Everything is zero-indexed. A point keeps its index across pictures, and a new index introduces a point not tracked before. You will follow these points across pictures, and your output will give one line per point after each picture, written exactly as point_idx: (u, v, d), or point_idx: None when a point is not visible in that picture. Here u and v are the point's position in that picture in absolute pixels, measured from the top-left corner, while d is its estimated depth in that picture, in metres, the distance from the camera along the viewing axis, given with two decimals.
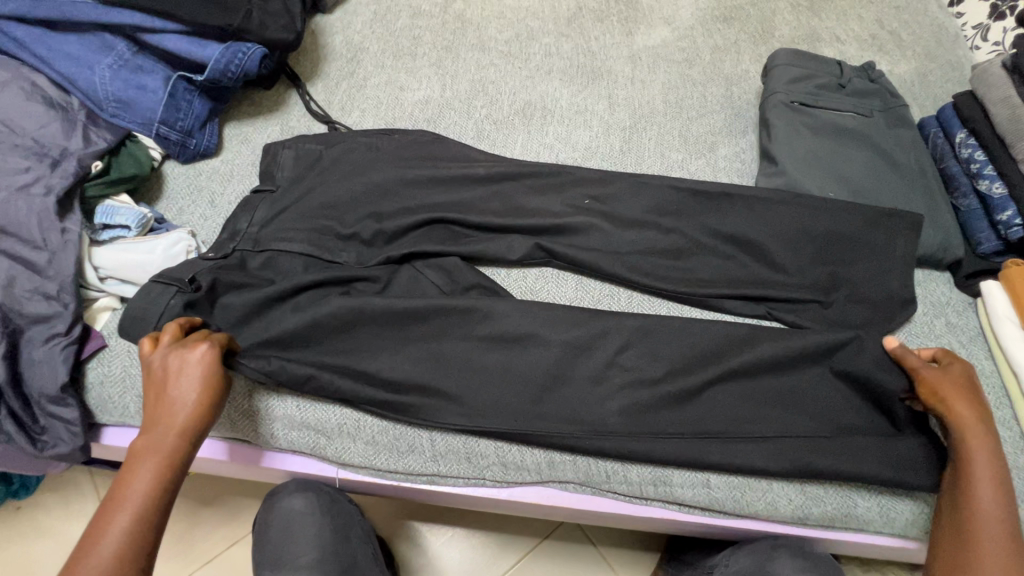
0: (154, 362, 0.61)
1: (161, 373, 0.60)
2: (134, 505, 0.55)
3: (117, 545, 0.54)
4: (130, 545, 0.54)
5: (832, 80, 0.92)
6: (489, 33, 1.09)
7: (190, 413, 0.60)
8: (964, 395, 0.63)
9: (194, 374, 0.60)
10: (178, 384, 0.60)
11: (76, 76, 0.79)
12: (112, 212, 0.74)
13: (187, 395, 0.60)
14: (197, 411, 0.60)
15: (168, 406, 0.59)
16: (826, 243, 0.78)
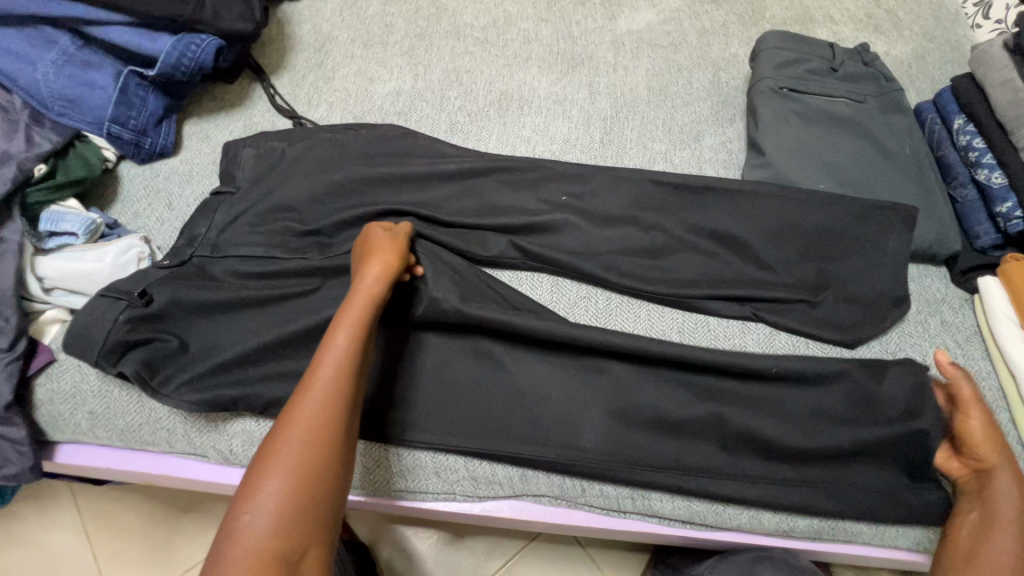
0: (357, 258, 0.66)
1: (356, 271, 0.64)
2: (329, 361, 0.56)
3: (325, 380, 0.55)
4: (333, 391, 0.55)
5: (824, 64, 0.86)
6: (465, 19, 1.04)
7: (373, 285, 0.61)
8: (999, 434, 0.61)
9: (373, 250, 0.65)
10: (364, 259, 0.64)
11: (18, 74, 0.74)
12: (57, 218, 0.69)
13: (374, 272, 0.62)
14: (381, 280, 0.62)
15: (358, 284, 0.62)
16: (815, 238, 0.74)
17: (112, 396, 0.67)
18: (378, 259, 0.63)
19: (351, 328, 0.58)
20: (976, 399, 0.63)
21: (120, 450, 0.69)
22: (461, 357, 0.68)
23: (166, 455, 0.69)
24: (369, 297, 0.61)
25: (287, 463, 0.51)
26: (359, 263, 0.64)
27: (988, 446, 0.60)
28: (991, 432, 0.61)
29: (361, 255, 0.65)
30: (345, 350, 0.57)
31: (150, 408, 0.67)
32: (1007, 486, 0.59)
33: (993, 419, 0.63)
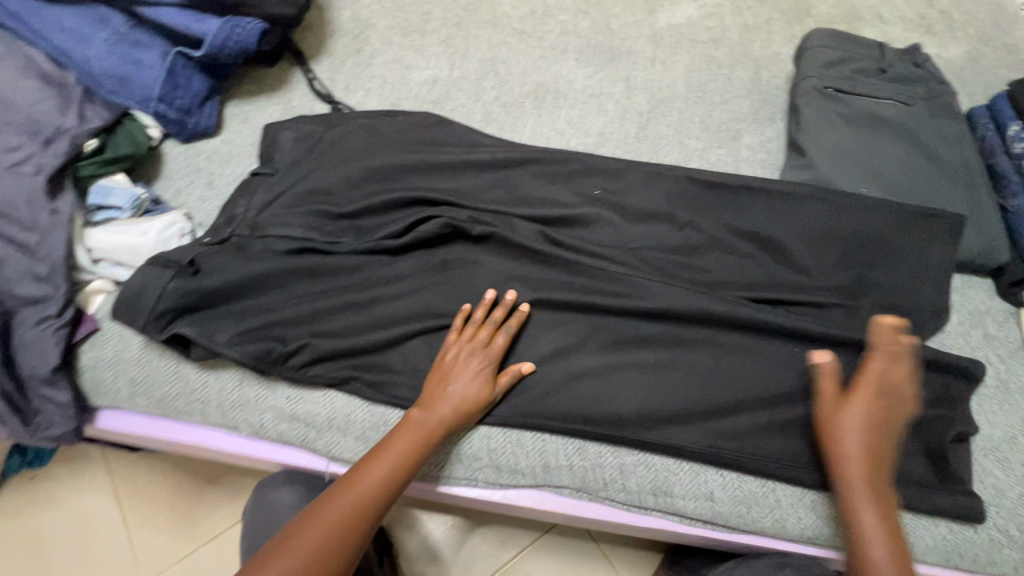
0: (454, 349, 0.66)
1: (450, 367, 0.65)
2: (393, 456, 0.61)
3: (382, 475, 0.60)
4: (383, 486, 0.59)
5: (873, 64, 0.84)
6: (503, 9, 1.03)
7: (462, 398, 0.63)
8: (877, 418, 0.58)
9: (475, 359, 0.65)
10: (462, 368, 0.65)
11: (72, 51, 0.77)
12: (105, 192, 0.72)
13: (468, 383, 0.64)
14: (470, 398, 0.64)
15: (450, 386, 0.64)
16: (855, 243, 0.72)
17: (152, 366, 0.69)
18: (477, 372, 0.64)
19: (427, 436, 0.62)
20: (831, 391, 0.61)
21: (158, 419, 0.72)
22: (491, 345, 0.68)
23: (199, 426, 0.71)
24: (453, 410, 0.63)
25: (322, 539, 0.55)
26: (458, 359, 0.65)
27: (841, 428, 0.58)
28: (864, 414, 0.58)
29: (465, 352, 0.65)
30: (413, 453, 0.61)
31: (187, 379, 0.69)
32: (851, 468, 0.57)
33: (878, 401, 0.59)
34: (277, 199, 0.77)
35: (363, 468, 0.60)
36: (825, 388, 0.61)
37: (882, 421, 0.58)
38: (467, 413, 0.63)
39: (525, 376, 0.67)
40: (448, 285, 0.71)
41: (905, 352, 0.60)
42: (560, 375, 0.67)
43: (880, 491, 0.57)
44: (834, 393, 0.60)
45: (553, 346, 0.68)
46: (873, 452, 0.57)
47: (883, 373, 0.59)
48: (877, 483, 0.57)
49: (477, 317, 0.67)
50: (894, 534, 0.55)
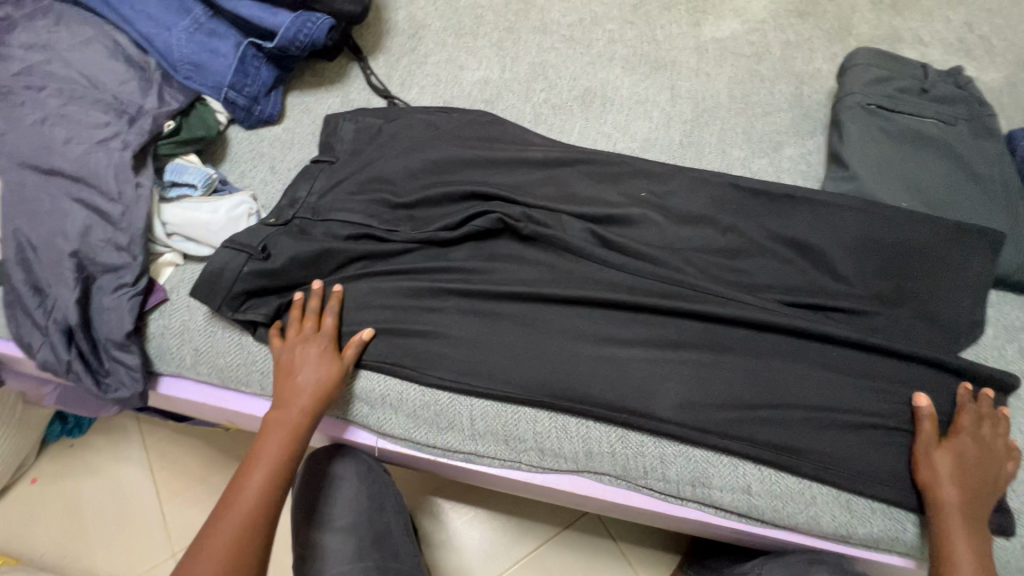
0: (288, 345, 0.69)
1: (289, 361, 0.68)
2: (265, 455, 0.63)
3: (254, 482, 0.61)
4: (270, 490, 0.61)
5: (915, 84, 0.86)
6: (552, 16, 1.07)
7: (312, 388, 0.66)
8: (967, 466, 0.62)
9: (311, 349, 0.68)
10: (297, 361, 0.67)
11: (155, 37, 0.81)
12: (181, 170, 0.77)
13: (314, 372, 0.67)
14: (314, 387, 0.66)
15: (299, 379, 0.66)
16: (895, 255, 0.74)
17: (217, 336, 0.73)
18: (315, 359, 0.67)
19: (274, 434, 0.64)
20: (931, 433, 0.64)
21: (217, 388, 0.75)
22: (540, 332, 0.71)
23: (256, 396, 0.75)
24: (309, 402, 0.66)
25: (229, 531, 0.57)
26: (293, 351, 0.68)
27: (935, 473, 0.62)
28: (955, 462, 0.62)
29: (301, 345, 0.68)
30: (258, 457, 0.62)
31: (249, 351, 0.73)
32: (947, 515, 0.60)
33: (974, 451, 0.63)
34: (338, 186, 0.80)
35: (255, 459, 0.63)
36: (924, 432, 0.64)
37: (974, 470, 0.62)
38: (315, 399, 0.66)
39: (572, 365, 0.70)
40: (500, 275, 0.75)
41: (999, 419, 0.65)
42: (606, 365, 0.69)
43: (978, 534, 0.60)
44: (930, 436, 0.64)
45: (599, 337, 0.71)
46: (970, 499, 0.61)
47: (971, 425, 0.64)
48: (976, 526, 0.60)
49: (293, 315, 0.70)
50: (988, 573, 0.58)
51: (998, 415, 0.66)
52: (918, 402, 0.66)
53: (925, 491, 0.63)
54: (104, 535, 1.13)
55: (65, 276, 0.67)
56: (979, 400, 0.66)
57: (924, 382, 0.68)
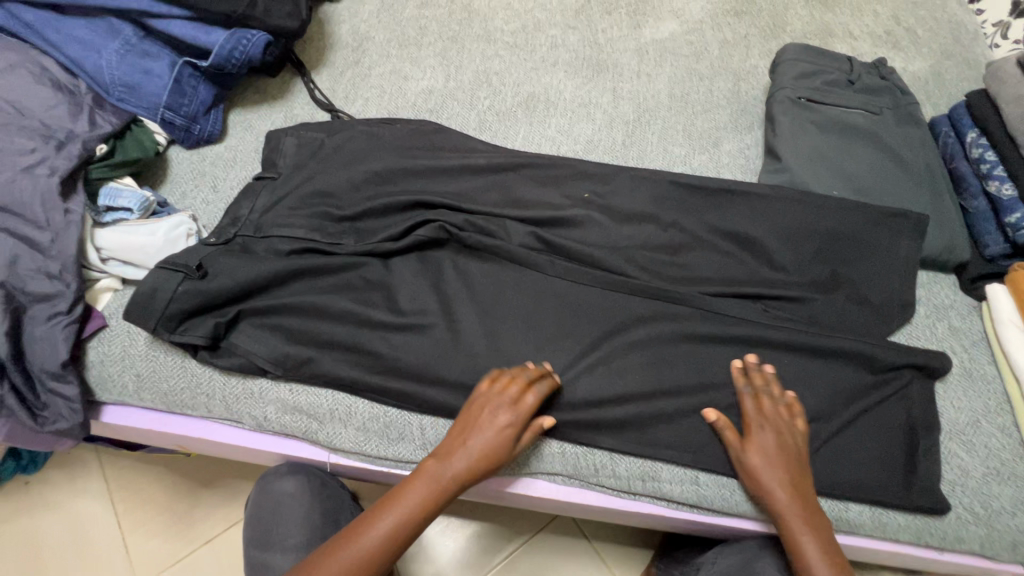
0: (478, 401, 0.65)
1: (474, 420, 0.64)
2: (394, 512, 0.60)
3: (374, 540, 0.59)
4: (384, 548, 0.59)
5: (841, 76, 0.89)
6: (495, 24, 1.08)
7: (481, 455, 0.62)
8: (779, 449, 0.63)
9: (501, 416, 0.63)
10: (483, 428, 0.63)
11: (84, 60, 0.80)
12: (115, 195, 0.75)
13: (490, 437, 0.63)
14: (486, 452, 0.62)
15: (470, 442, 0.63)
16: (828, 242, 0.77)
17: (159, 360, 0.72)
18: (503, 427, 0.63)
19: (423, 498, 0.61)
20: (733, 438, 0.65)
21: (162, 412, 0.74)
22: (488, 340, 0.72)
23: (203, 418, 0.73)
24: (472, 473, 0.62)
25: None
26: (484, 411, 0.64)
27: (754, 471, 0.63)
28: (761, 452, 0.63)
29: (493, 404, 0.64)
30: (387, 515, 0.60)
31: (192, 372, 0.71)
32: (776, 506, 0.62)
33: (771, 438, 0.63)
34: (281, 200, 0.80)
35: (372, 513, 0.60)
36: (730, 441, 0.65)
37: (776, 449, 0.63)
38: (484, 468, 0.63)
39: (521, 370, 0.70)
40: (446, 284, 0.75)
41: (773, 387, 0.67)
42: (552, 368, 0.70)
43: (816, 520, 0.61)
44: (733, 439, 0.65)
45: (544, 340, 0.72)
46: (802, 498, 0.62)
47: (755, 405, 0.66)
48: (808, 512, 0.61)
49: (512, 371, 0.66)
50: (826, 538, 0.60)
51: (770, 381, 0.67)
52: (709, 415, 0.66)
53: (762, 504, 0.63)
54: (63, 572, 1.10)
55: None
56: (750, 376, 0.68)
57: (856, 365, 0.70)
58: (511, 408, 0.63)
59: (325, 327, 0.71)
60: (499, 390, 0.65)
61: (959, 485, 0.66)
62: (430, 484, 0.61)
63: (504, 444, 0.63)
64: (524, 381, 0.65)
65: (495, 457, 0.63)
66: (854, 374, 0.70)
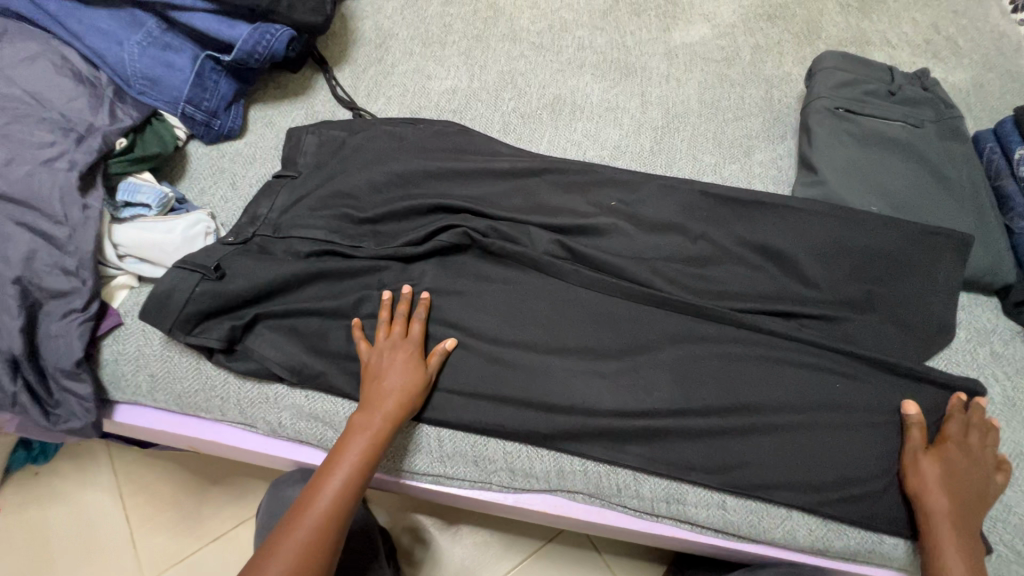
0: (370, 354, 0.66)
1: (378, 366, 0.65)
2: (341, 469, 0.59)
3: (326, 500, 0.58)
4: (340, 502, 0.58)
5: (882, 86, 0.86)
6: (522, 23, 1.06)
7: (401, 391, 0.64)
8: (964, 475, 0.61)
9: (399, 355, 0.66)
10: (394, 368, 0.65)
11: (106, 52, 0.78)
12: (133, 190, 0.73)
13: (404, 373, 0.65)
14: (405, 388, 0.64)
15: (386, 383, 0.64)
16: (866, 260, 0.74)
17: (174, 360, 0.70)
18: (409, 361, 0.66)
19: (360, 447, 0.61)
20: (919, 441, 0.63)
21: (175, 414, 0.73)
22: (510, 352, 0.69)
23: (216, 421, 0.72)
24: (393, 408, 0.63)
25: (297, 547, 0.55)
26: (385, 355, 0.66)
27: (922, 480, 0.62)
28: (939, 469, 0.62)
29: (387, 349, 0.66)
30: (334, 473, 0.59)
31: (206, 374, 0.70)
32: (940, 528, 0.59)
33: (961, 459, 0.62)
34: (301, 200, 0.78)
35: (318, 477, 0.59)
36: (912, 440, 0.64)
37: (964, 477, 0.61)
38: (407, 404, 0.64)
39: (544, 385, 0.67)
40: (466, 291, 0.73)
41: (988, 428, 0.64)
42: (576, 383, 0.67)
43: (972, 553, 0.58)
44: (916, 444, 0.64)
45: (567, 353, 0.70)
46: (962, 527, 0.59)
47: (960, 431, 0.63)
48: (969, 544, 0.59)
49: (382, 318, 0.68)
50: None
51: (989, 426, 0.64)
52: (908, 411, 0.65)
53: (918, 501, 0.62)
54: (69, 565, 1.09)
55: (7, 304, 0.64)
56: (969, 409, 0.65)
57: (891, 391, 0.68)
58: (395, 348, 0.66)
59: (343, 333, 0.69)
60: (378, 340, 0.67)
61: (1001, 521, 0.63)
62: (364, 433, 0.62)
63: (420, 376, 0.65)
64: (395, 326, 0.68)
65: (416, 390, 0.64)
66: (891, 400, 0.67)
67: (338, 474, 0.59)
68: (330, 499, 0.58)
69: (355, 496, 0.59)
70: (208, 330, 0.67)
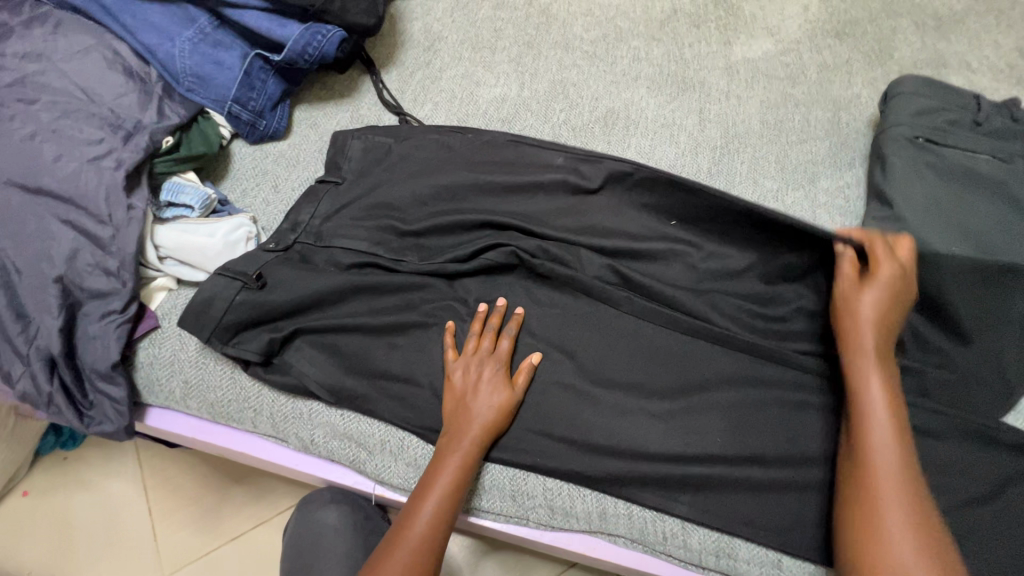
0: (457, 369, 0.64)
1: (466, 384, 0.63)
2: (434, 500, 0.57)
3: (422, 530, 0.56)
4: (435, 531, 0.56)
5: (967, 115, 0.80)
6: (575, 31, 1.02)
7: (490, 413, 0.62)
8: (888, 291, 0.60)
9: (490, 371, 0.64)
10: (483, 385, 0.63)
11: (157, 47, 0.77)
12: (177, 190, 0.72)
13: (493, 394, 0.62)
14: (497, 408, 0.62)
15: (474, 403, 0.62)
16: (945, 306, 0.68)
17: (209, 367, 0.68)
18: (496, 379, 0.63)
19: (452, 471, 0.59)
20: (850, 275, 0.63)
21: (207, 421, 0.71)
22: (555, 383, 0.66)
23: (247, 433, 0.70)
24: (479, 434, 0.61)
25: None
26: (473, 371, 0.64)
27: (852, 308, 0.61)
28: (875, 290, 0.61)
29: (477, 363, 0.64)
30: (428, 499, 0.57)
31: (241, 385, 0.68)
32: (865, 363, 0.58)
33: (891, 275, 0.61)
34: (345, 208, 0.75)
35: (407, 513, 0.57)
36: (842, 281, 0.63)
37: (888, 303, 0.60)
38: (496, 426, 0.62)
39: (590, 422, 0.64)
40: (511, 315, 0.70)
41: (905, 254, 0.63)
42: (624, 422, 0.63)
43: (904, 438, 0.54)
44: (848, 279, 0.63)
45: (616, 388, 0.66)
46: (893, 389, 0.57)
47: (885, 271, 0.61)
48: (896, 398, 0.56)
49: (472, 330, 0.66)
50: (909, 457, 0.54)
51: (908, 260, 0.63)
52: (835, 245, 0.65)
53: (853, 411, 0.57)
54: (92, 555, 1.10)
55: (49, 304, 0.63)
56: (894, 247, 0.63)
57: (964, 452, 0.63)
58: (487, 364, 0.64)
59: (382, 353, 0.67)
60: (468, 354, 0.65)
61: None
62: (454, 456, 0.60)
63: (509, 397, 0.63)
64: (484, 340, 0.66)
65: (504, 411, 0.62)
66: (964, 462, 0.63)
67: (431, 501, 0.57)
68: (426, 529, 0.56)
69: (446, 529, 0.57)
70: (247, 341, 0.66)
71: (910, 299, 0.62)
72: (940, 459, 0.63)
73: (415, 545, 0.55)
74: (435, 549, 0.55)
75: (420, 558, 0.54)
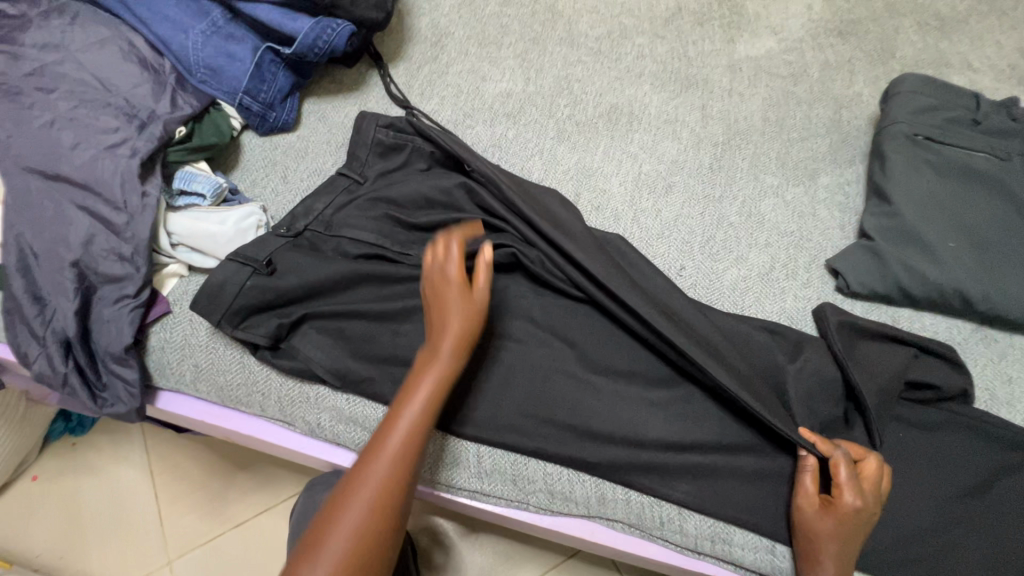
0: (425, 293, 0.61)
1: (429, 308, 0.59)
2: (393, 433, 0.54)
3: (380, 466, 0.52)
4: (394, 464, 0.52)
5: (966, 114, 0.81)
6: (580, 28, 1.03)
7: (448, 335, 0.57)
8: (847, 531, 0.55)
9: (449, 293, 0.59)
10: (442, 310, 0.59)
11: (171, 39, 0.79)
12: (189, 178, 0.74)
13: (450, 314, 0.58)
14: (454, 330, 0.57)
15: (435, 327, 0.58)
16: None
17: (218, 352, 0.70)
18: (455, 298, 0.59)
19: (410, 400, 0.55)
20: (809, 475, 0.59)
21: (216, 405, 0.73)
22: (557, 371, 0.67)
23: (254, 416, 0.72)
24: (437, 379, 0.56)
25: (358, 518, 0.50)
26: (434, 294, 0.60)
27: (808, 518, 0.57)
28: (832, 519, 0.56)
29: (435, 287, 0.60)
30: (388, 434, 0.54)
31: (249, 369, 0.70)
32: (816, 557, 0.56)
33: (852, 512, 0.55)
34: (357, 200, 0.77)
35: (366, 452, 0.53)
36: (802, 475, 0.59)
37: (847, 541, 0.55)
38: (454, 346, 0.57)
39: (591, 409, 0.65)
40: (514, 305, 0.71)
41: (871, 473, 0.57)
42: (623, 409, 0.65)
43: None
44: (807, 476, 0.59)
45: (615, 377, 0.67)
46: (847, 548, 0.55)
47: (847, 502, 0.56)
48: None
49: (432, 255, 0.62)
50: None
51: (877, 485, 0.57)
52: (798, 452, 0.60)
53: (804, 529, 0.58)
54: (98, 538, 1.12)
55: (65, 287, 0.65)
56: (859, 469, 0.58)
57: (955, 443, 0.64)
58: (445, 284, 0.60)
59: (384, 342, 0.68)
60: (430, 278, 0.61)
61: None
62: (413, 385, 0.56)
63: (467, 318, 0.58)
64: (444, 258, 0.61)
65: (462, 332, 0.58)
66: (956, 452, 0.64)
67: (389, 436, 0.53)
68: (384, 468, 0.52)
69: (408, 466, 0.53)
70: (255, 325, 0.67)
71: (876, 460, 0.58)
72: (931, 449, 0.65)
73: (371, 484, 0.51)
74: (397, 490, 0.52)
75: (380, 498, 0.51)
